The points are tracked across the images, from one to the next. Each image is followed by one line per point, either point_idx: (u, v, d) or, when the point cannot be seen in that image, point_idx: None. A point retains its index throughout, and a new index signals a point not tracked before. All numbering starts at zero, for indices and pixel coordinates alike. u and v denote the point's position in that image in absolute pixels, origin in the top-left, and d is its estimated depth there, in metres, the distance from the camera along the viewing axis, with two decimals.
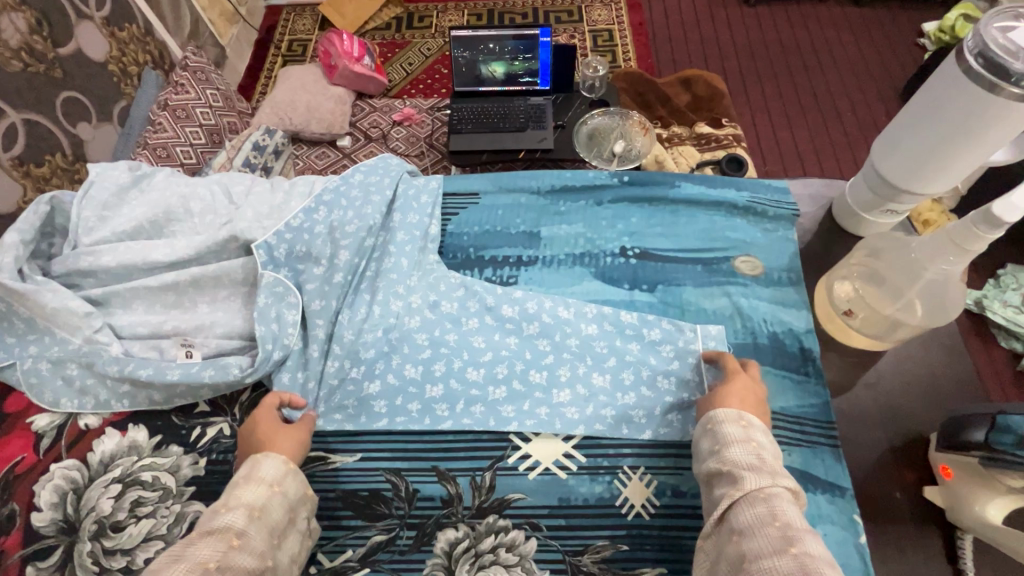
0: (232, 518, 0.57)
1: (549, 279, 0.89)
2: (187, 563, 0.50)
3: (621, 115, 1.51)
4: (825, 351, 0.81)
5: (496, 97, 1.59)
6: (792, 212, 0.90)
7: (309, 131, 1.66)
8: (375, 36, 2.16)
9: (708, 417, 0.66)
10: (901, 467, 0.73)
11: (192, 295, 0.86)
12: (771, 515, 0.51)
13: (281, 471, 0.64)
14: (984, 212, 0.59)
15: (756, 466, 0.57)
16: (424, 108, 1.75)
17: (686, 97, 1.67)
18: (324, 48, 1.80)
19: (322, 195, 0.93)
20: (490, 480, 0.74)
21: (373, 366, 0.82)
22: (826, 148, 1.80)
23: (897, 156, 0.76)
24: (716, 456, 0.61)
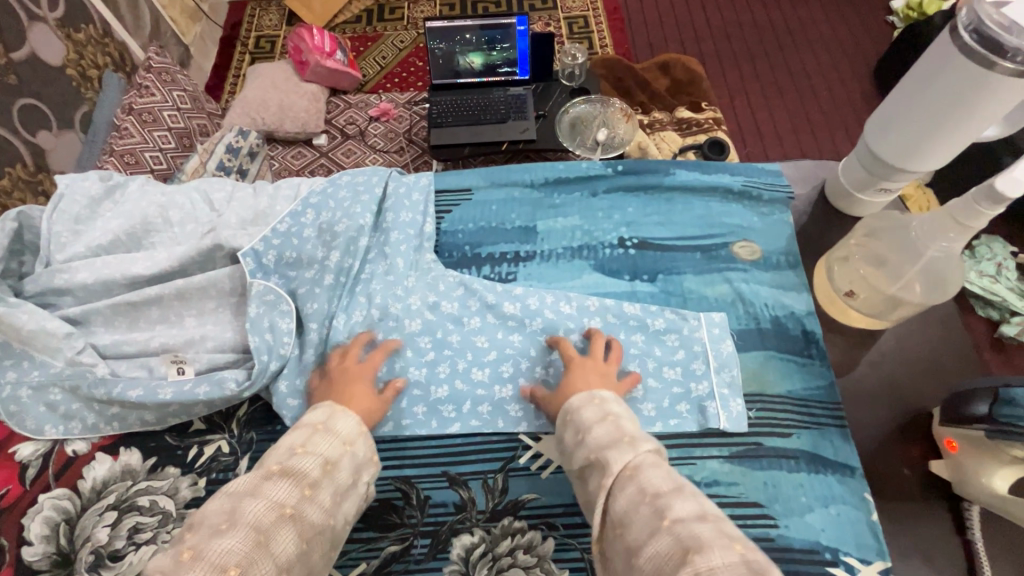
0: (307, 466, 0.56)
1: (548, 274, 0.87)
2: (263, 502, 0.51)
3: (603, 103, 1.49)
4: (826, 333, 0.81)
5: (475, 89, 1.56)
6: (786, 195, 0.90)
7: (284, 131, 1.61)
8: (346, 30, 2.10)
9: (566, 409, 0.65)
10: (907, 443, 0.74)
11: (178, 309, 0.82)
12: (643, 492, 0.49)
13: (355, 429, 0.63)
14: (985, 189, 0.59)
15: (616, 442, 0.56)
16: (401, 102, 1.71)
17: (665, 82, 1.67)
18: (294, 45, 1.74)
19: (308, 198, 0.90)
20: (503, 482, 0.72)
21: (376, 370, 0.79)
22: (804, 128, 1.82)
23: (891, 135, 0.76)
24: (581, 445, 0.59)
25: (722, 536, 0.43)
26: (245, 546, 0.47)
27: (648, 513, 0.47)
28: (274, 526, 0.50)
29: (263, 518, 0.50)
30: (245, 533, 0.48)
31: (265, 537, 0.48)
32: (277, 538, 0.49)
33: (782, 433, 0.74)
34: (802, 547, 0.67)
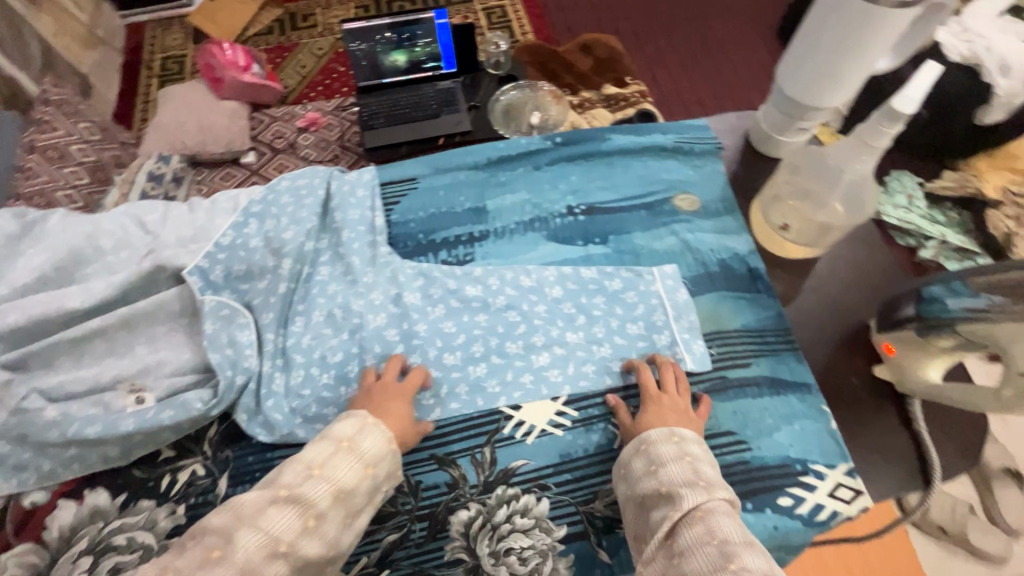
0: (318, 495, 0.58)
1: (504, 251, 0.89)
2: (259, 536, 0.54)
3: (532, 88, 1.53)
4: (770, 268, 0.87)
5: (404, 87, 1.54)
6: (715, 146, 0.96)
7: (208, 153, 1.55)
8: (259, 43, 2.02)
9: (638, 437, 0.67)
10: (853, 356, 0.81)
11: (126, 339, 0.78)
12: (709, 534, 0.52)
13: (382, 450, 0.64)
14: (885, 110, 0.64)
15: (692, 482, 0.59)
16: (329, 109, 1.67)
17: (589, 62, 1.72)
18: (206, 63, 1.70)
19: (249, 207, 0.88)
20: (491, 455, 0.74)
21: (348, 369, 0.79)
22: (723, 92, 1.92)
23: (800, 75, 0.83)
24: (653, 476, 0.62)
25: None
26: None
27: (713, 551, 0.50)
28: (264, 562, 0.53)
29: (258, 553, 0.53)
30: (233, 570, 0.51)
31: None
32: (267, 572, 0.53)
33: (742, 364, 0.79)
34: (775, 463, 0.72)
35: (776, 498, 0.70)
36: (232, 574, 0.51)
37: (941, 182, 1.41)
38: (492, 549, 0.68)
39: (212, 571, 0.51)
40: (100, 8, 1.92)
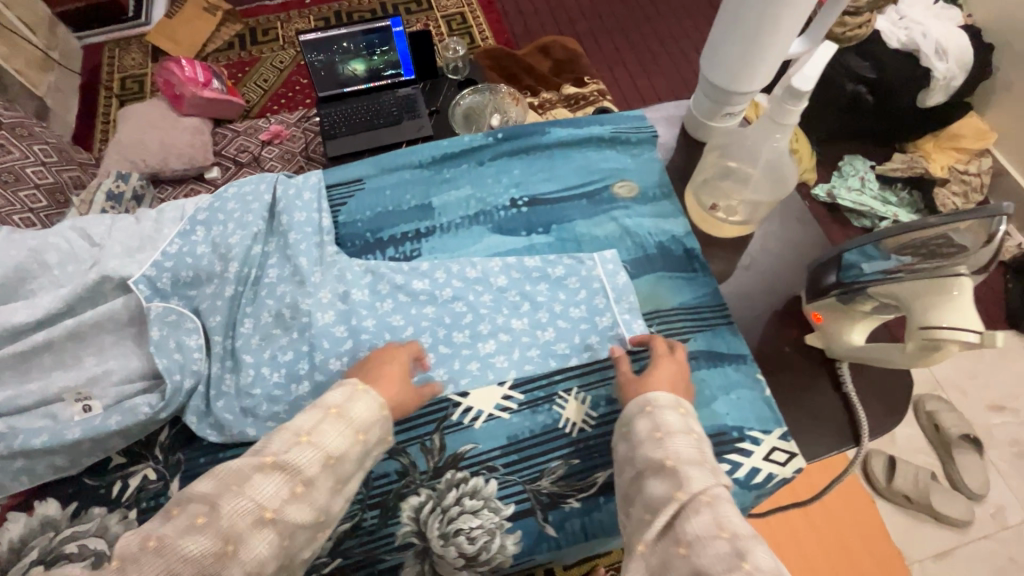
0: (303, 458, 0.56)
1: (450, 245, 0.91)
2: (247, 502, 0.51)
3: (491, 90, 1.52)
4: (707, 249, 0.91)
5: (365, 95, 1.57)
6: (650, 135, 1.00)
7: (169, 169, 1.53)
8: (219, 58, 2.02)
9: (644, 399, 0.65)
10: (787, 327, 0.85)
11: (75, 351, 0.79)
12: (717, 525, 0.48)
13: (373, 416, 0.61)
14: (788, 91, 0.68)
15: (698, 462, 0.56)
16: (292, 121, 1.70)
17: (548, 64, 1.80)
18: (164, 79, 1.68)
19: (196, 216, 0.89)
20: (440, 441, 0.75)
21: (298, 367, 0.80)
22: (682, 88, 1.98)
23: (720, 62, 0.87)
24: (657, 443, 0.59)
25: None
26: (212, 553, 0.48)
27: (727, 547, 0.46)
28: (251, 529, 0.51)
29: (243, 519, 0.50)
30: (215, 536, 0.49)
31: (237, 542, 0.50)
32: (254, 539, 0.51)
33: (681, 339, 0.82)
34: (712, 431, 0.75)
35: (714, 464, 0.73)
36: (215, 543, 0.49)
37: (891, 164, 1.74)
38: (442, 531, 0.69)
39: (196, 539, 0.48)
40: (54, 30, 1.91)
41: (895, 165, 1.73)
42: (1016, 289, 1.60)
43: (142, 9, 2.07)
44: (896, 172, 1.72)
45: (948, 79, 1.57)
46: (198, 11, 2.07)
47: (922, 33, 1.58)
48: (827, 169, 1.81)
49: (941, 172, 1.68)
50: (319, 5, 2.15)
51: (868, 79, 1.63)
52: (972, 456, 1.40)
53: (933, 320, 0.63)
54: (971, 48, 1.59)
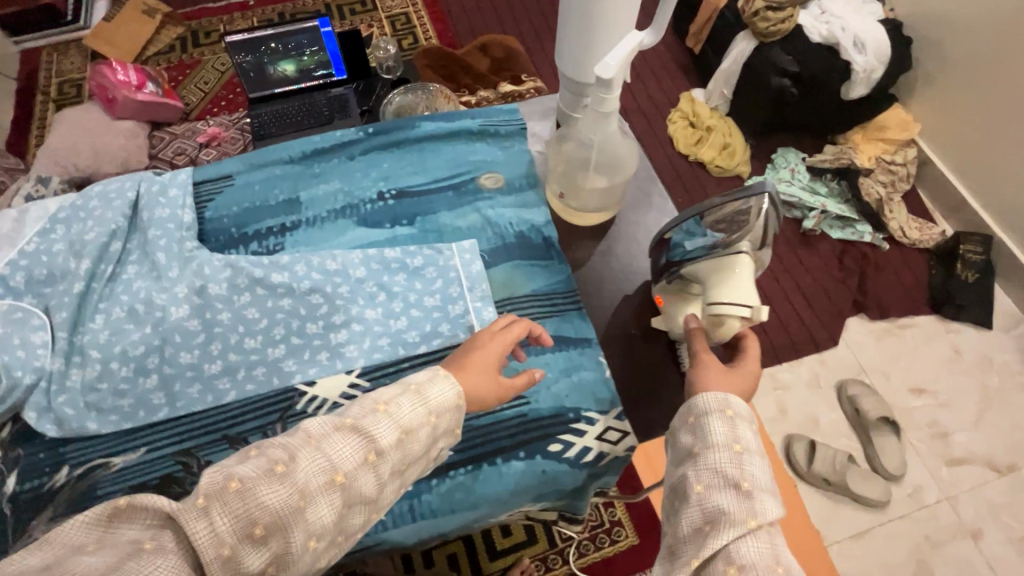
0: (385, 435, 0.55)
1: (314, 238, 0.92)
2: (326, 465, 0.51)
3: (424, 90, 1.50)
4: (574, 239, 0.93)
5: (295, 95, 1.56)
6: (519, 127, 1.02)
7: (102, 172, 1.56)
8: (159, 61, 2.01)
9: (728, 398, 0.61)
10: (638, 312, 0.86)
11: None
12: (772, 557, 0.52)
13: (450, 403, 0.60)
14: (596, 79, 0.71)
15: (769, 489, 0.56)
16: (227, 124, 1.78)
17: (487, 62, 1.83)
18: (96, 82, 1.65)
19: (57, 214, 0.90)
20: (281, 430, 0.77)
21: (148, 361, 0.81)
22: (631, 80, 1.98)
23: (567, 55, 0.89)
24: (733, 456, 0.57)
25: None
26: (289, 506, 0.48)
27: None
28: (321, 490, 0.50)
29: (318, 477, 0.50)
30: (293, 489, 0.48)
31: (307, 499, 0.49)
32: (323, 499, 0.50)
33: None
34: (549, 413, 0.77)
35: (547, 445, 0.75)
36: (292, 496, 0.48)
37: (819, 157, 1.76)
38: None
39: (274, 488, 0.48)
40: None
41: (824, 157, 1.76)
42: (938, 274, 1.65)
43: (81, 12, 2.06)
44: (824, 163, 1.75)
45: (868, 71, 1.61)
46: (137, 14, 2.05)
47: (841, 28, 1.61)
48: (760, 161, 1.83)
49: (869, 163, 1.74)
50: (262, 8, 2.14)
51: (793, 73, 1.65)
52: (890, 438, 1.43)
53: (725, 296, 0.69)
54: (889, 43, 1.63)
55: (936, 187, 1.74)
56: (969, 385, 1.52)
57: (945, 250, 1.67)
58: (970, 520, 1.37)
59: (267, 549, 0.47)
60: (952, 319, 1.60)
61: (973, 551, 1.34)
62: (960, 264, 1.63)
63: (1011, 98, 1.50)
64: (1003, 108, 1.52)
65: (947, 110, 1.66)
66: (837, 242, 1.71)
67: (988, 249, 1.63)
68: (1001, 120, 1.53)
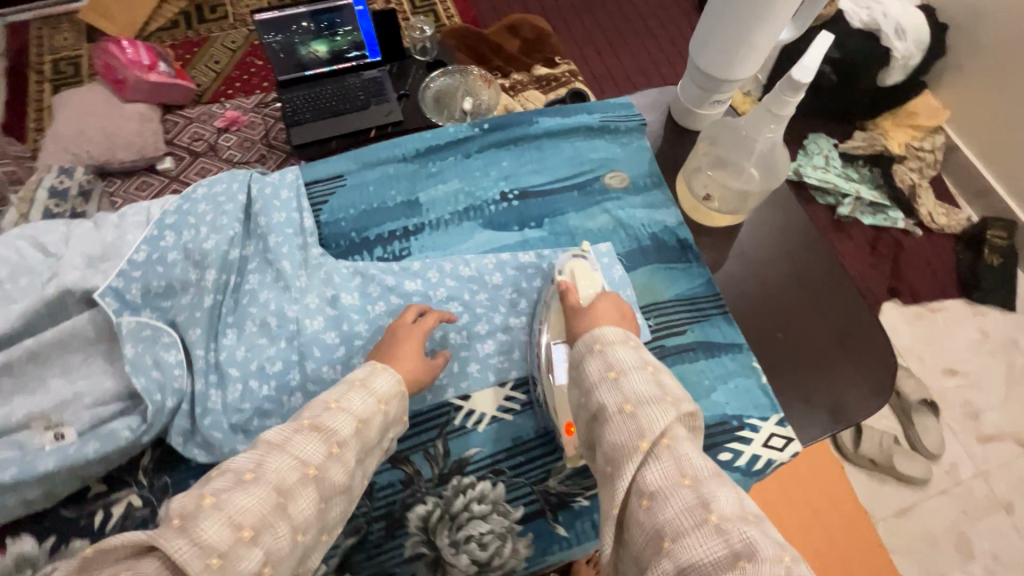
0: (340, 422, 0.58)
1: (440, 243, 0.88)
2: (290, 459, 0.52)
3: (461, 71, 1.28)
4: (699, 238, 0.91)
5: (326, 80, 1.28)
6: (639, 123, 0.98)
7: (115, 161, 1.25)
8: (163, 37, 1.58)
9: (593, 337, 0.60)
10: (779, 327, 0.84)
11: (52, 375, 0.73)
12: (678, 471, 0.48)
13: (393, 390, 0.64)
14: (787, 80, 0.68)
15: (659, 398, 0.53)
16: (249, 105, 1.41)
17: (517, 42, 1.56)
18: (102, 62, 1.34)
19: (162, 219, 0.83)
20: (443, 447, 0.74)
21: (289, 377, 0.76)
22: (673, 50, 1.79)
23: (709, 52, 0.86)
24: (612, 384, 0.55)
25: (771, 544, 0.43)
26: (268, 505, 0.49)
27: None
28: (297, 485, 0.52)
29: (290, 473, 0.51)
30: (269, 490, 0.50)
31: (286, 495, 0.50)
32: (301, 494, 0.51)
33: (678, 331, 0.83)
34: (714, 421, 0.77)
35: (716, 454, 0.75)
36: (268, 495, 0.49)
37: (851, 143, 1.65)
38: (452, 539, 0.68)
39: (249, 492, 0.49)
40: None
41: (855, 143, 1.65)
42: (965, 259, 1.59)
43: None
44: (858, 150, 1.64)
45: (906, 58, 1.55)
46: None
47: (882, 14, 1.53)
48: None
49: (899, 150, 1.64)
50: None
51: (834, 58, 1.53)
52: None
53: (564, 275, 0.76)
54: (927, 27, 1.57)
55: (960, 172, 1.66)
56: (994, 365, 1.50)
57: (970, 237, 1.60)
58: (1003, 492, 1.37)
59: (260, 549, 0.47)
60: (981, 300, 1.54)
61: (1006, 523, 1.34)
62: (985, 249, 1.58)
63: None
64: None
65: (988, 93, 1.55)
66: (869, 228, 1.61)
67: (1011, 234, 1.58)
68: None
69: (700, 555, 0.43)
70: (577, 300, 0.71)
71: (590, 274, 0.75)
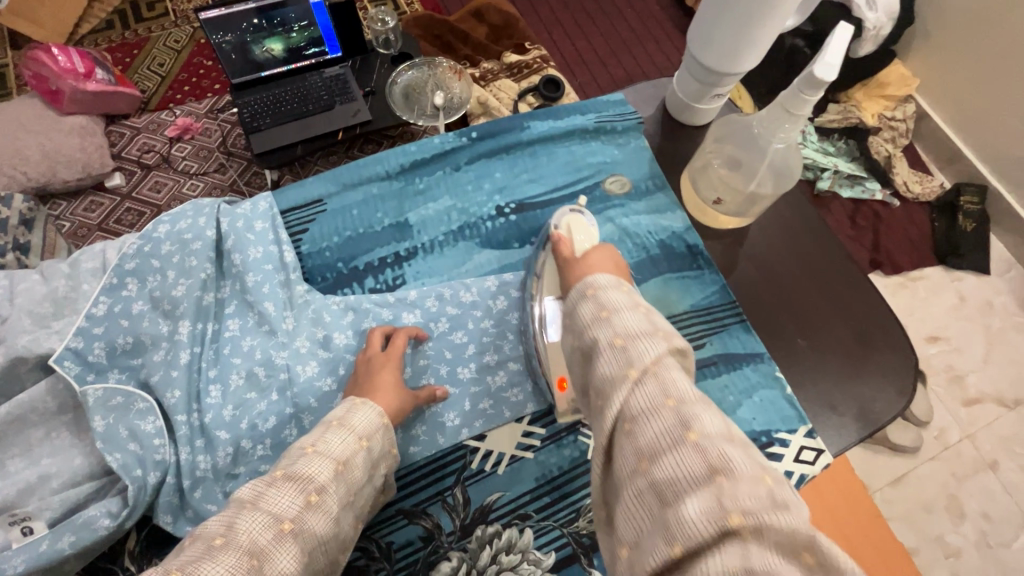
0: (318, 467, 0.51)
1: (436, 267, 0.81)
2: (263, 518, 0.45)
3: (428, 63, 1.19)
4: (707, 241, 0.87)
5: (284, 80, 1.15)
6: (635, 121, 0.93)
7: (59, 181, 1.14)
8: (98, 42, 1.39)
9: (586, 283, 0.54)
10: (798, 333, 0.81)
11: (11, 459, 0.64)
12: (662, 392, 0.43)
13: (373, 424, 0.57)
14: (808, 78, 0.63)
15: (650, 332, 0.48)
16: (201, 112, 1.28)
17: (484, 30, 1.47)
18: (31, 70, 1.18)
19: (120, 264, 0.73)
20: (462, 495, 0.68)
21: (285, 432, 0.69)
22: (656, 27, 1.69)
23: (709, 44, 0.79)
24: (604, 322, 0.49)
25: (751, 462, 0.39)
26: (241, 570, 0.42)
27: None
28: (274, 543, 0.45)
29: (264, 533, 0.44)
30: (240, 554, 0.42)
31: (262, 557, 0.43)
32: (280, 553, 0.44)
33: (697, 345, 0.79)
34: None
35: None
36: (241, 560, 0.42)
37: (826, 116, 1.48)
38: None
39: (218, 560, 0.42)
40: None
41: (832, 115, 1.48)
42: (941, 227, 1.45)
43: None
44: (834, 123, 1.47)
45: (877, 28, 1.36)
46: None
47: None
48: None
49: (873, 121, 1.48)
50: None
51: (806, 30, 1.34)
52: None
53: (559, 228, 0.71)
54: None
55: (933, 142, 1.51)
56: (974, 330, 1.36)
57: (945, 202, 1.46)
58: (989, 453, 1.26)
59: None
60: (956, 268, 1.41)
61: (993, 483, 1.23)
62: (959, 215, 1.44)
63: (1011, 57, 1.29)
64: (1001, 65, 1.32)
65: (946, 67, 1.43)
66: (848, 202, 1.46)
67: (984, 199, 1.44)
68: (1015, 72, 1.30)
69: (678, 474, 0.39)
70: (572, 252, 0.66)
71: (586, 229, 0.71)
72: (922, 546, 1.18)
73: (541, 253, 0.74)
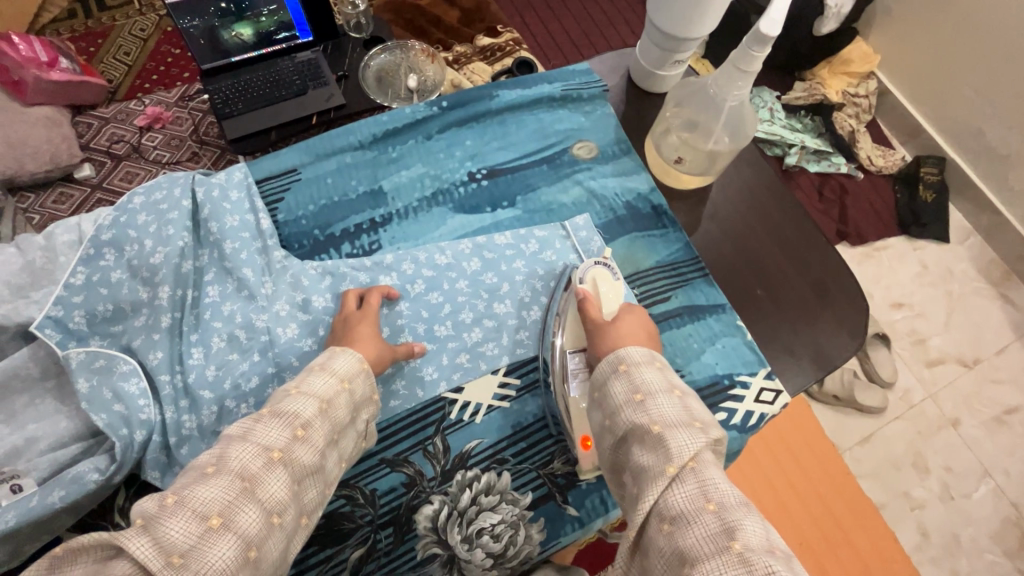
0: (302, 404, 0.53)
1: (411, 232, 0.84)
2: (252, 447, 0.48)
3: (401, 48, 1.22)
4: (672, 203, 0.90)
5: (256, 66, 1.15)
6: (601, 89, 0.96)
7: (26, 174, 1.10)
8: (61, 31, 1.37)
9: (617, 356, 0.58)
10: (757, 287, 0.85)
11: None
12: (702, 494, 0.45)
13: (354, 369, 0.60)
14: (755, 34, 0.67)
15: (686, 423, 0.50)
16: (171, 100, 1.27)
17: (456, 14, 1.47)
18: None
19: (96, 236, 0.74)
20: (443, 443, 0.72)
21: (267, 389, 0.71)
22: (625, 9, 1.72)
23: (667, 11, 0.82)
24: (638, 406, 0.52)
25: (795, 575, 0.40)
26: (233, 492, 0.45)
27: None
28: (264, 470, 0.47)
29: (253, 461, 0.47)
30: (232, 478, 0.46)
31: (253, 480, 0.46)
32: (269, 478, 0.47)
33: (662, 299, 0.83)
34: (706, 382, 0.78)
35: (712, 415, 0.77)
36: (233, 483, 0.46)
37: (792, 94, 1.54)
38: (464, 535, 0.66)
39: (211, 483, 0.45)
40: None
41: (798, 93, 1.53)
42: (903, 198, 1.51)
43: None
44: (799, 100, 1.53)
45: (838, 5, 1.40)
46: None
47: None
48: None
49: (837, 98, 1.53)
50: None
51: None
52: None
53: (584, 283, 0.73)
54: None
55: (895, 117, 1.57)
56: (936, 296, 1.43)
57: (907, 174, 1.52)
58: (950, 410, 1.33)
59: (233, 533, 0.44)
60: (918, 237, 1.48)
61: (955, 439, 1.30)
62: (920, 187, 1.50)
63: (950, 65, 1.41)
64: (943, 72, 1.43)
65: (908, 43, 1.48)
66: (815, 176, 1.51)
67: (942, 170, 1.50)
68: (977, 50, 1.34)
69: None
70: (600, 315, 0.68)
71: (611, 282, 0.73)
72: (890, 501, 1.24)
73: (563, 295, 0.76)
